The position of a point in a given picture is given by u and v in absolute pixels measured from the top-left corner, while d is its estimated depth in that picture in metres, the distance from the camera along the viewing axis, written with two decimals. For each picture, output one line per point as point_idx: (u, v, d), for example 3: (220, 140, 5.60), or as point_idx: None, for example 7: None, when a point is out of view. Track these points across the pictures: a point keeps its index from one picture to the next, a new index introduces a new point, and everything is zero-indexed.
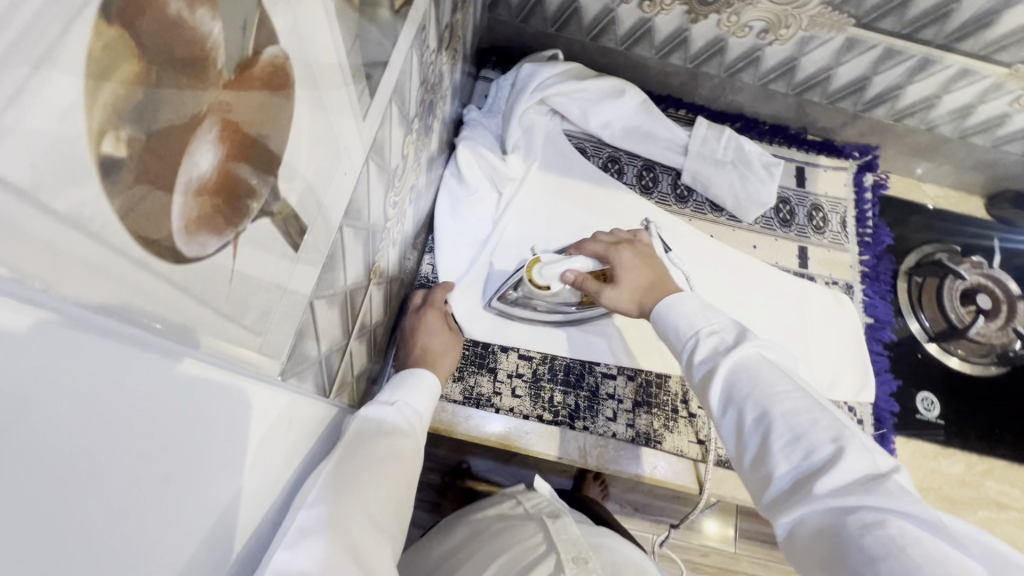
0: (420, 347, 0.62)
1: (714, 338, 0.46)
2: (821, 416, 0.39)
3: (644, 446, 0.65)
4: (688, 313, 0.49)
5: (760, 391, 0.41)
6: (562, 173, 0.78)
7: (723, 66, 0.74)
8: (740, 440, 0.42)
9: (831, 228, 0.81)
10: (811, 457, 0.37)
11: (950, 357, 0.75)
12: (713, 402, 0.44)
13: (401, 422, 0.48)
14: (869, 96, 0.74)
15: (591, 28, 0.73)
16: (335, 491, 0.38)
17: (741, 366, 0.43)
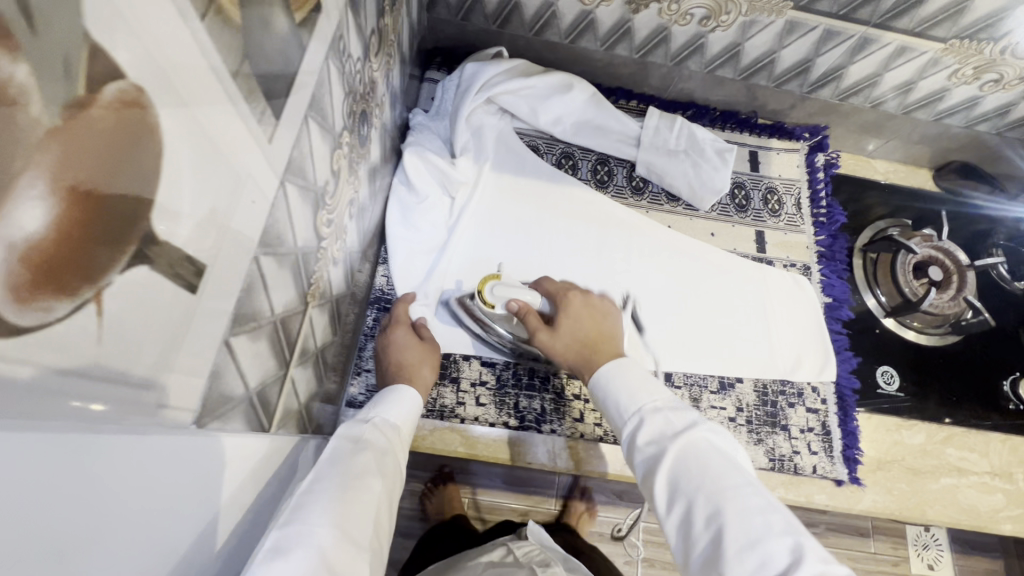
0: (396, 363, 0.60)
1: (662, 421, 0.51)
2: (771, 520, 0.42)
3: (614, 445, 0.65)
4: (635, 391, 0.54)
5: (710, 488, 0.45)
6: (516, 173, 0.77)
7: (669, 55, 0.74)
8: (689, 536, 0.45)
9: (786, 210, 0.81)
10: (765, 563, 0.40)
11: (907, 330, 0.77)
12: (663, 492, 0.47)
13: (378, 440, 0.49)
14: (814, 78, 0.74)
15: (533, 23, 0.72)
16: (307, 508, 0.38)
17: (691, 454, 0.47)
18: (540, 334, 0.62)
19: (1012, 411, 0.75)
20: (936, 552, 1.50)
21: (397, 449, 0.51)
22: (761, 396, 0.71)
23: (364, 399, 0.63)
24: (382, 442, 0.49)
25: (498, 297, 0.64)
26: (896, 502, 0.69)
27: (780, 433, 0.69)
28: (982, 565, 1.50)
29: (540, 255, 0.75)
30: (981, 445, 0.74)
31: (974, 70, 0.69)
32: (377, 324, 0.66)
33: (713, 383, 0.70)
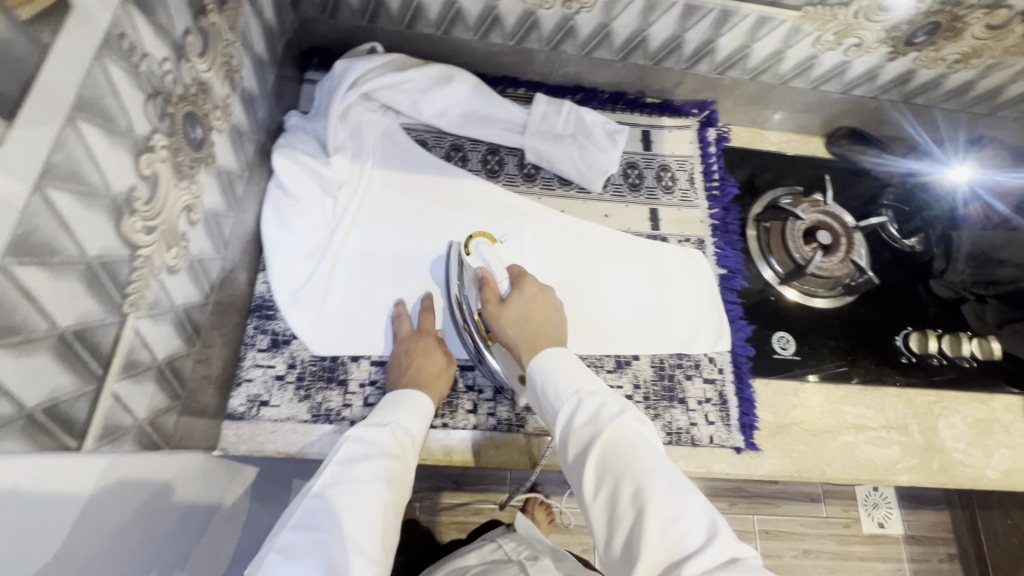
0: (418, 368, 0.63)
1: (597, 404, 0.52)
2: (693, 500, 0.46)
3: (509, 434, 0.65)
4: (570, 376, 0.55)
5: (639, 469, 0.47)
6: (403, 168, 0.76)
7: (543, 39, 0.74)
8: (615, 517, 0.47)
9: (679, 186, 0.82)
10: (681, 540, 0.43)
11: (814, 300, 0.79)
12: (593, 473, 0.50)
13: (388, 444, 0.57)
14: (688, 54, 0.75)
15: (402, 16, 0.71)
16: (311, 512, 0.50)
17: (623, 436, 0.49)
18: (490, 308, 0.65)
19: (905, 363, 0.78)
20: (886, 510, 1.53)
21: (410, 447, 0.58)
22: (657, 371, 0.71)
23: (246, 410, 0.62)
24: (390, 446, 0.57)
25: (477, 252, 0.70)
26: (795, 464, 0.70)
27: (677, 406, 0.70)
28: (930, 517, 1.55)
29: (432, 249, 0.74)
30: (876, 400, 0.75)
31: (835, 35, 0.71)
32: (259, 333, 0.65)
33: (609, 362, 0.71)
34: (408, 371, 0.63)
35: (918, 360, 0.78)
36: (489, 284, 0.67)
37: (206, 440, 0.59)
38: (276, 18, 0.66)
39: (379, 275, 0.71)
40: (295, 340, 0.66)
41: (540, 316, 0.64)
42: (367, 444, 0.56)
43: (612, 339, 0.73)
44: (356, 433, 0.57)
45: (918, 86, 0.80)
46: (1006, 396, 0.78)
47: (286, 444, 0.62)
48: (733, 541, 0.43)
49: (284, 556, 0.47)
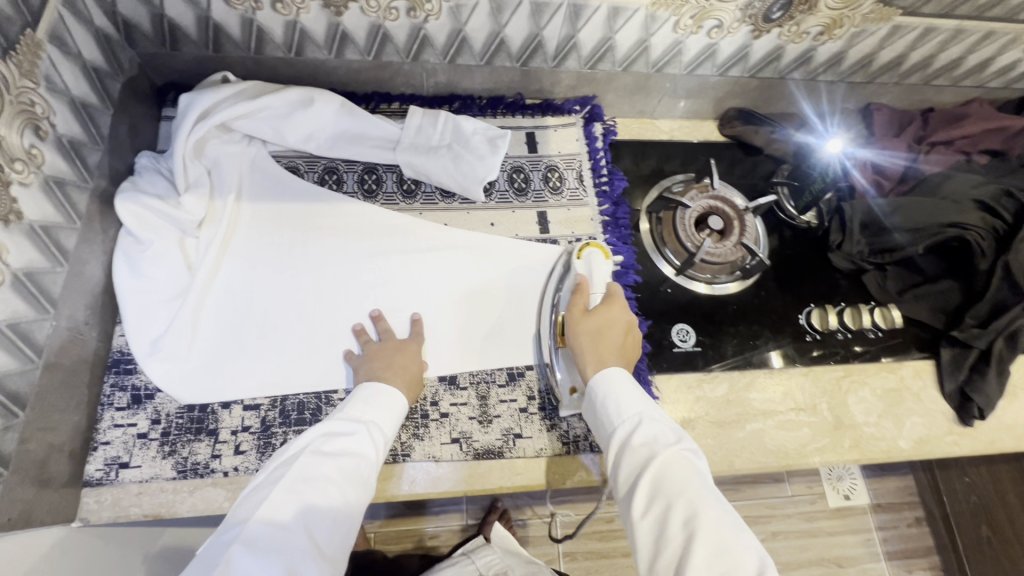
0: (405, 368, 0.63)
1: (654, 433, 0.54)
2: (739, 537, 0.47)
3: (396, 464, 0.63)
4: (632, 400, 0.57)
5: (693, 496, 0.49)
6: (274, 199, 0.73)
7: (401, 51, 0.71)
8: (664, 536, 0.48)
9: (568, 186, 0.80)
10: (730, 570, 0.45)
11: (724, 286, 0.78)
12: (645, 489, 0.51)
13: (361, 443, 0.54)
14: (552, 52, 0.73)
15: (247, 42, 0.68)
16: (276, 508, 0.48)
17: (678, 466, 0.51)
18: (570, 313, 0.65)
19: (809, 342, 0.77)
20: (850, 482, 1.52)
21: (383, 447, 0.56)
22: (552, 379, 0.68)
23: (104, 475, 0.58)
24: (367, 445, 0.54)
25: (587, 261, 0.71)
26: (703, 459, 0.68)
27: (574, 413, 0.67)
28: (895, 483, 1.54)
29: (310, 279, 0.70)
30: (784, 383, 0.74)
31: (693, 19, 0.70)
32: (118, 390, 0.61)
33: (501, 376, 0.68)
34: (388, 369, 0.62)
35: (822, 336, 0.77)
36: (580, 293, 0.66)
37: (58, 512, 0.55)
38: (104, 57, 0.63)
39: (253, 313, 0.67)
40: (159, 392, 0.62)
41: (609, 339, 0.63)
42: (343, 441, 0.53)
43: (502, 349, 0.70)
44: (330, 431, 0.54)
45: (791, 62, 0.79)
46: (913, 362, 0.78)
47: (153, 505, 0.58)
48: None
49: (249, 550, 0.44)
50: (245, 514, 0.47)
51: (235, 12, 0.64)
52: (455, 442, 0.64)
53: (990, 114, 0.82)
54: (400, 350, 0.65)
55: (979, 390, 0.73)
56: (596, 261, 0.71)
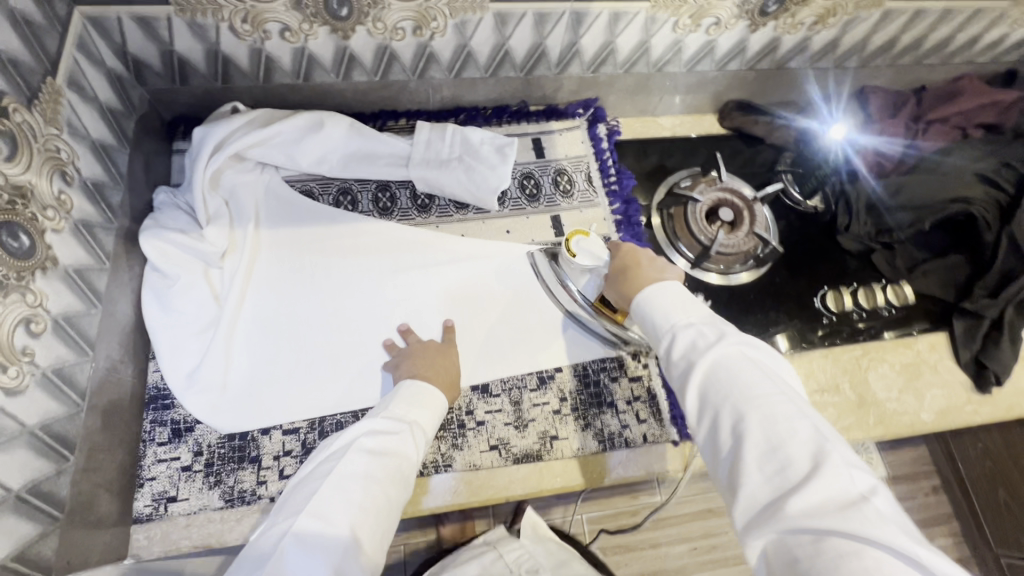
0: (441, 368, 0.64)
1: (693, 335, 0.50)
2: (797, 427, 0.42)
3: (437, 475, 0.63)
4: (671, 311, 0.53)
5: (739, 394, 0.45)
6: (292, 224, 0.73)
7: (407, 69, 0.72)
8: (716, 442, 0.46)
9: (578, 188, 0.81)
10: (784, 468, 0.41)
11: (739, 275, 0.80)
12: (694, 398, 0.48)
13: (402, 443, 0.55)
14: (555, 59, 0.75)
15: (256, 71, 0.69)
16: (318, 506, 0.47)
17: (724, 366, 0.47)
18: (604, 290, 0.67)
19: (826, 324, 0.79)
20: (866, 457, 1.55)
21: (422, 446, 0.57)
22: (582, 380, 0.70)
23: (153, 510, 0.59)
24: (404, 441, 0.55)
25: (580, 250, 0.69)
26: None
27: (606, 411, 0.68)
28: (909, 454, 1.57)
29: (334, 299, 0.71)
30: (804, 366, 0.76)
31: (691, 18, 0.71)
32: (157, 426, 0.62)
33: (532, 380, 0.69)
34: (428, 370, 0.63)
35: (838, 317, 0.79)
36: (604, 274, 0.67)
37: (112, 551, 0.56)
38: (117, 97, 0.63)
39: (283, 338, 0.67)
40: (198, 424, 0.62)
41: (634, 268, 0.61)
42: (379, 438, 0.54)
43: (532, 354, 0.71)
44: (370, 432, 0.54)
45: (787, 52, 0.81)
46: (928, 336, 0.80)
47: (202, 535, 0.59)
48: (847, 472, 0.39)
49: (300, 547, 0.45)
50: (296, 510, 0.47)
51: (244, 43, 0.64)
52: (494, 450, 0.65)
53: (983, 90, 0.83)
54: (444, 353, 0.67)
55: (992, 357, 0.75)
56: (587, 244, 0.69)
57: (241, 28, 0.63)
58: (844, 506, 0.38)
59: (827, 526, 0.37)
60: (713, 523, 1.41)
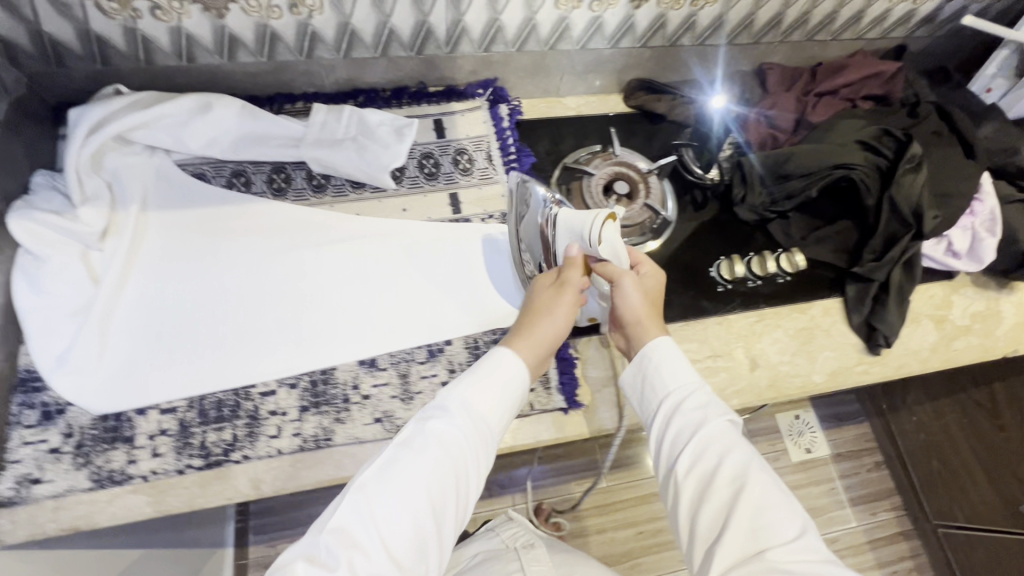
0: (549, 332, 0.64)
1: (699, 397, 0.60)
2: (785, 499, 0.51)
3: (319, 450, 0.63)
4: (683, 375, 0.62)
5: (737, 455, 0.54)
6: (181, 206, 0.73)
7: (293, 48, 0.73)
8: (707, 493, 0.53)
9: (478, 166, 0.82)
10: (769, 527, 0.49)
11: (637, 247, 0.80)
12: (691, 451, 0.56)
13: (450, 437, 0.53)
14: (443, 38, 0.76)
15: (134, 52, 0.68)
16: (384, 495, 0.48)
17: (724, 432, 0.56)
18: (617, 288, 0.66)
19: (721, 292, 0.80)
20: (811, 435, 1.58)
21: (477, 442, 0.55)
22: (472, 352, 0.70)
23: (16, 493, 0.57)
24: (478, 437, 0.55)
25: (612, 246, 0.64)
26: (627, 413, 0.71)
27: None
28: (853, 432, 1.60)
29: (220, 280, 0.70)
30: (700, 333, 0.77)
31: None
32: (25, 408, 0.60)
33: (421, 353, 0.69)
34: (529, 342, 0.63)
35: (733, 286, 0.81)
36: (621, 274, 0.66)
37: None
38: None
39: (164, 318, 0.67)
40: (70, 407, 0.61)
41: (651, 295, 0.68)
42: (459, 424, 0.54)
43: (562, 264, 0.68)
44: (426, 418, 0.54)
45: (677, 29, 0.83)
46: (822, 301, 0.82)
47: (70, 518, 0.58)
48: (820, 543, 0.48)
49: (317, 557, 0.44)
50: (328, 510, 0.48)
51: (115, 22, 0.64)
52: (378, 422, 0.65)
53: (870, 62, 0.86)
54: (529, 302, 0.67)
55: (881, 319, 0.78)
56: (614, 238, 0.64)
57: (109, 6, 0.62)
58: (822, 564, 0.46)
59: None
60: (659, 506, 1.41)
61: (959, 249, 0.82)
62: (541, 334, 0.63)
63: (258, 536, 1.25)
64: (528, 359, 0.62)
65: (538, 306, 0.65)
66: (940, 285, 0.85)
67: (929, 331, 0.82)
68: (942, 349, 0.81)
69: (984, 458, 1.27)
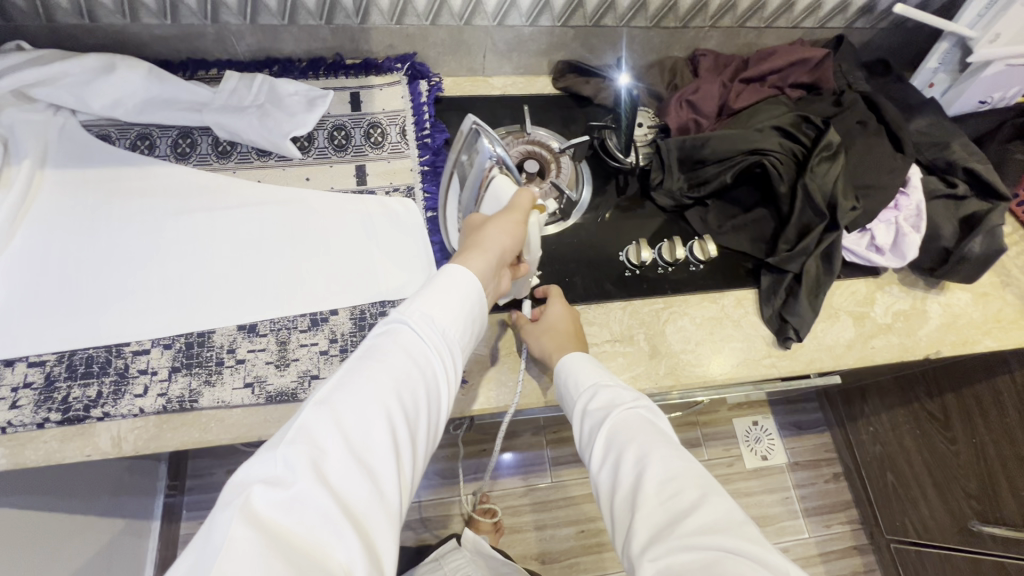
0: (500, 251, 0.60)
1: (609, 392, 0.60)
2: (692, 469, 0.50)
3: (185, 411, 0.62)
4: (594, 373, 0.62)
5: (640, 441, 0.53)
6: (79, 165, 0.73)
7: (196, 12, 0.73)
8: (618, 478, 0.53)
9: (389, 141, 0.80)
10: (675, 496, 0.48)
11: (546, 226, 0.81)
12: (603, 440, 0.56)
13: (413, 349, 0.51)
14: (351, 7, 0.75)
15: (34, 9, 0.69)
16: (348, 407, 0.45)
17: (630, 419, 0.56)
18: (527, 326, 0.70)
19: (629, 277, 0.78)
20: (768, 442, 1.51)
21: (447, 351, 0.53)
22: (357, 323, 0.69)
23: None
24: (446, 345, 0.53)
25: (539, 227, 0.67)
26: (511, 393, 0.70)
27: None
28: (814, 441, 1.54)
29: (107, 239, 0.69)
30: (601, 317, 0.75)
31: None
32: None
33: (303, 321, 0.68)
34: (481, 255, 0.58)
35: (641, 271, 0.79)
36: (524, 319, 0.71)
37: None
38: None
39: (47, 272, 0.67)
40: None
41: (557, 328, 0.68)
42: (423, 330, 0.52)
43: (506, 200, 0.65)
44: (384, 332, 0.51)
45: (597, 8, 0.81)
46: (735, 291, 0.79)
47: None
48: (728, 509, 0.46)
49: (276, 478, 0.40)
50: (280, 431, 0.44)
51: None
52: (247, 388, 0.64)
53: (798, 48, 0.84)
54: (470, 231, 0.64)
55: (793, 311, 0.74)
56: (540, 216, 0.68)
57: None
58: (725, 533, 0.44)
59: (706, 547, 0.43)
60: None
61: (882, 245, 0.78)
62: (489, 245, 0.59)
63: (191, 512, 1.25)
64: (480, 268, 0.58)
65: (481, 226, 0.62)
66: (865, 281, 0.82)
67: (846, 327, 0.79)
68: (859, 347, 0.78)
69: (934, 470, 1.23)
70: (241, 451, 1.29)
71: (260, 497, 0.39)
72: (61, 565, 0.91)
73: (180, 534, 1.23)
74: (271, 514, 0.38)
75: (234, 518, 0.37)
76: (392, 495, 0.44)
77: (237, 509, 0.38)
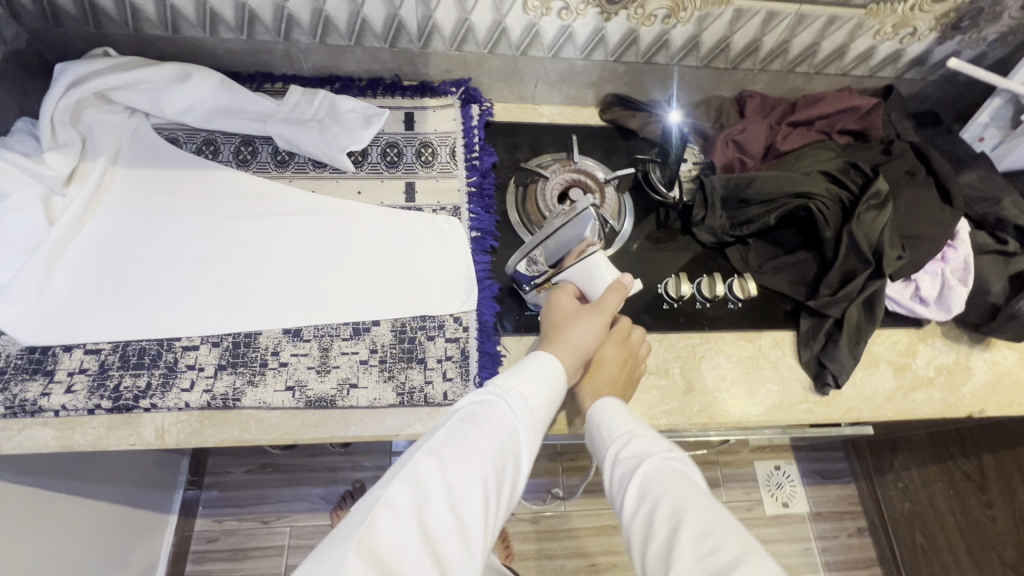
0: (587, 346, 0.64)
1: (646, 439, 0.58)
2: (731, 526, 0.48)
3: (226, 409, 0.64)
4: (627, 420, 0.61)
5: (677, 493, 0.51)
6: (148, 165, 0.77)
7: (271, 30, 0.77)
8: (650, 530, 0.50)
9: (439, 160, 0.82)
10: (715, 551, 0.45)
11: None
12: (635, 490, 0.54)
13: (513, 415, 0.52)
14: (415, 32, 0.79)
15: (124, 19, 0.74)
16: (456, 461, 0.47)
17: (668, 471, 0.54)
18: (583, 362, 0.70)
19: (666, 310, 0.79)
20: (789, 489, 1.44)
21: (540, 422, 0.54)
22: (397, 335, 0.70)
23: None
24: (540, 418, 0.54)
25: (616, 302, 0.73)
26: None
27: (415, 366, 0.68)
28: (836, 492, 1.45)
29: (167, 237, 0.73)
30: None
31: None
32: None
33: (345, 330, 0.69)
34: (569, 348, 0.63)
35: (679, 305, 0.79)
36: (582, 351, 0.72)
37: None
38: None
39: (109, 262, 0.70)
40: (2, 335, 0.64)
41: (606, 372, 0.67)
42: (525, 398, 0.54)
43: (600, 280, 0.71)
44: (487, 393, 0.53)
45: (650, 46, 0.84)
46: (773, 332, 0.78)
47: None
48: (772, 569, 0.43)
49: (388, 519, 0.41)
50: (391, 475, 0.45)
51: None
52: (288, 391, 0.65)
53: (848, 95, 0.85)
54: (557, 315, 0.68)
55: (832, 357, 0.73)
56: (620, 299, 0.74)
57: None
58: None
59: None
60: (615, 540, 1.34)
61: (928, 296, 0.77)
62: (577, 340, 0.64)
63: (207, 510, 1.26)
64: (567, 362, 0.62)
65: (571, 317, 0.67)
66: (907, 331, 0.81)
67: (887, 377, 0.77)
68: (899, 399, 0.76)
69: (969, 534, 1.20)
70: (261, 452, 1.30)
71: (371, 535, 0.40)
72: (77, 552, 0.92)
73: (193, 531, 1.24)
74: (382, 552, 0.39)
75: (350, 550, 0.38)
76: (483, 556, 0.44)
77: (354, 541, 0.39)
